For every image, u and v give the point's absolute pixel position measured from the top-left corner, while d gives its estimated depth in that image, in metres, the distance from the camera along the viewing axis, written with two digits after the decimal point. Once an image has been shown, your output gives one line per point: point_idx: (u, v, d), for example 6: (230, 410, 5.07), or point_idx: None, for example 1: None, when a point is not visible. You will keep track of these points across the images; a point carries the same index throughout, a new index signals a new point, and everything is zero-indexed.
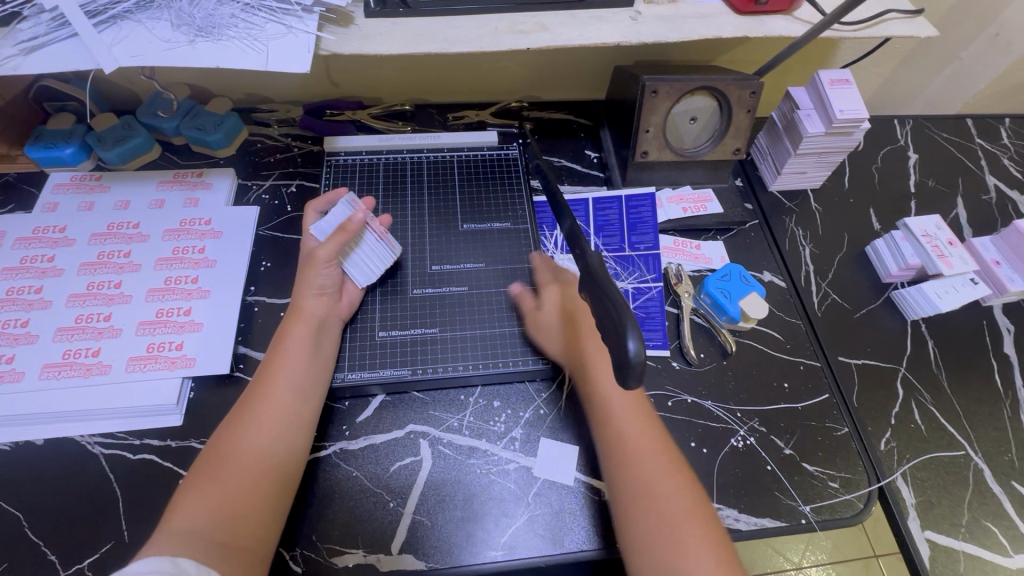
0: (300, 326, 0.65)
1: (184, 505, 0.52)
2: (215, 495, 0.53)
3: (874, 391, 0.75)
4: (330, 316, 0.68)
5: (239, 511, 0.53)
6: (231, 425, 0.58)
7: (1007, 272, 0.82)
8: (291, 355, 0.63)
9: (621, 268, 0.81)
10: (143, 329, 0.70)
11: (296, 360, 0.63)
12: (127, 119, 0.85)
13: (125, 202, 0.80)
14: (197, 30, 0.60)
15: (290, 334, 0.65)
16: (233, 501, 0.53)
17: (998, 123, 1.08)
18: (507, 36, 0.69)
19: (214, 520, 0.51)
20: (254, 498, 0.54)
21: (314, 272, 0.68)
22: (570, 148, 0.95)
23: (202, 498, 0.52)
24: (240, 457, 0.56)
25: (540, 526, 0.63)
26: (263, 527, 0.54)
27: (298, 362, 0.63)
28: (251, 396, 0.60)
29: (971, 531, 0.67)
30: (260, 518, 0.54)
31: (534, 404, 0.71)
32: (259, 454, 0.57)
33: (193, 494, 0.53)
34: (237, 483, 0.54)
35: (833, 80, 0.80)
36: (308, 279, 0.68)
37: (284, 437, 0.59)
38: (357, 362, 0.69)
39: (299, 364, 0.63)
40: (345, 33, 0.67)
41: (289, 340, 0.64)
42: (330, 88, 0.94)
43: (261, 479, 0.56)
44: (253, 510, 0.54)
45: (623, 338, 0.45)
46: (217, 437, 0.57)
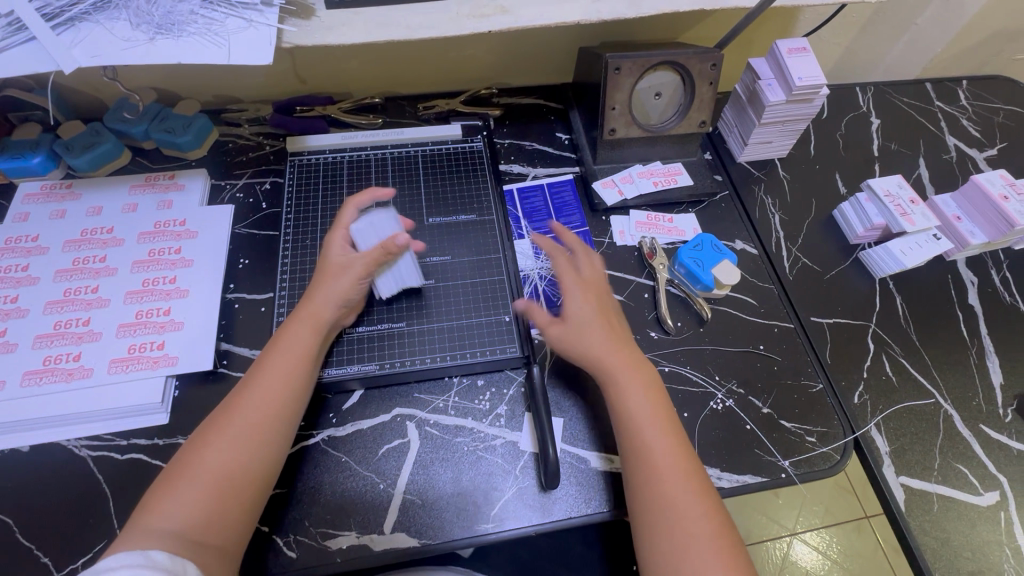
0: (299, 324, 0.65)
1: (165, 501, 0.53)
2: (192, 495, 0.53)
3: (845, 347, 0.78)
4: (338, 322, 0.68)
5: (216, 510, 0.53)
6: (218, 424, 0.58)
7: (968, 226, 0.85)
8: (284, 356, 0.63)
9: (555, 249, 0.83)
10: (123, 332, 0.70)
11: (290, 360, 0.63)
12: (95, 127, 0.85)
13: (98, 207, 0.80)
14: (157, 27, 0.60)
15: (293, 332, 0.65)
16: (210, 500, 0.53)
17: (957, 85, 1.11)
18: (468, 21, 0.70)
19: (193, 518, 0.52)
20: (236, 499, 0.55)
21: (342, 283, 0.67)
22: (541, 131, 0.96)
23: (180, 498, 0.53)
24: (226, 457, 0.56)
25: (529, 497, 0.65)
26: (242, 527, 0.55)
27: (292, 362, 0.62)
28: (241, 392, 0.60)
29: (944, 474, 0.69)
30: (243, 514, 0.55)
31: (516, 382, 0.72)
32: (241, 454, 0.56)
33: (172, 491, 0.53)
34: (225, 484, 0.55)
35: (792, 49, 0.82)
36: (332, 287, 0.66)
37: (267, 441, 0.58)
38: (344, 356, 0.70)
39: (294, 363, 0.63)
40: (307, 25, 0.68)
41: (289, 337, 0.64)
42: (298, 84, 0.94)
43: (236, 482, 0.56)
44: (236, 511, 0.55)
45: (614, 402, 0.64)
46: (201, 434, 0.57)
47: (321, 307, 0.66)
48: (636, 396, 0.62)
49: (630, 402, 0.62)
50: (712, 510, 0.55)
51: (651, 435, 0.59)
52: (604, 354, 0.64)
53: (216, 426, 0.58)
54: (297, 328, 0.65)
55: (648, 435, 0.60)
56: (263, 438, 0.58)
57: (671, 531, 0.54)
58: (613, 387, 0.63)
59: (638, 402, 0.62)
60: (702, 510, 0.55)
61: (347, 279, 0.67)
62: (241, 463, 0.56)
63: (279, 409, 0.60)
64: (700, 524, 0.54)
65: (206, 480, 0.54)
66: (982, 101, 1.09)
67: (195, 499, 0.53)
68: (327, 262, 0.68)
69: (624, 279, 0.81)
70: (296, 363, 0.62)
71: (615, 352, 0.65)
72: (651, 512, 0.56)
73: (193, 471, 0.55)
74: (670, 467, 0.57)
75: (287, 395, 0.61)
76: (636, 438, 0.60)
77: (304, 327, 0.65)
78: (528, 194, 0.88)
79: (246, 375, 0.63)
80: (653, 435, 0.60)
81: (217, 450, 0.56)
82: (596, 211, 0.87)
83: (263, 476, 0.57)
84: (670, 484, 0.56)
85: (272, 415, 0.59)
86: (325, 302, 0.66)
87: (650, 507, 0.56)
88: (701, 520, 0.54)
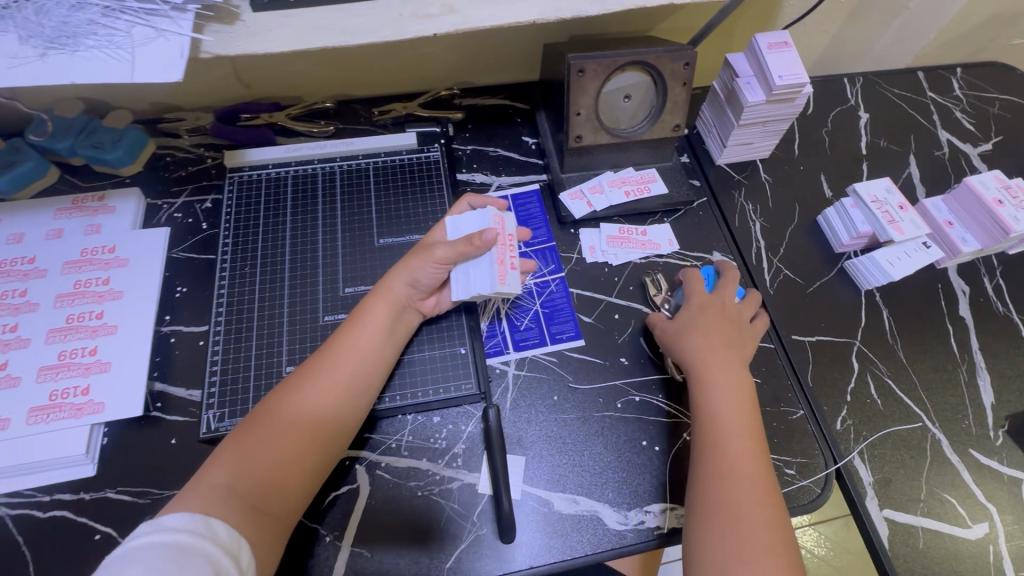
0: (377, 300, 0.64)
1: (228, 456, 0.52)
2: (254, 455, 0.53)
3: (829, 367, 0.73)
4: (410, 303, 0.67)
5: (273, 475, 0.52)
6: (293, 391, 0.57)
7: (960, 232, 0.79)
8: (364, 332, 0.62)
9: None
10: (44, 375, 0.64)
11: (367, 336, 0.62)
12: (16, 143, 0.78)
13: (19, 235, 0.73)
14: (48, 41, 0.53)
15: (368, 308, 0.63)
16: (272, 463, 0.53)
17: (950, 74, 1.04)
18: (412, 23, 0.63)
19: (252, 478, 0.51)
20: (294, 467, 0.54)
21: (419, 264, 0.64)
22: (506, 135, 0.89)
23: (244, 457, 0.52)
24: (293, 423, 0.55)
25: (487, 546, 0.60)
26: (294, 498, 0.54)
27: (370, 338, 0.62)
28: (319, 357, 0.60)
29: (930, 506, 0.65)
30: (298, 483, 0.54)
31: (475, 418, 0.67)
32: (310, 420, 0.56)
33: (240, 448, 0.53)
34: (288, 449, 0.54)
35: (772, 44, 0.75)
36: (412, 266, 0.64)
37: (335, 413, 0.58)
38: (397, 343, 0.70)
39: (370, 342, 0.62)
40: (229, 31, 0.61)
41: (369, 313, 0.63)
42: (241, 90, 0.87)
43: (301, 449, 0.55)
44: (294, 482, 0.54)
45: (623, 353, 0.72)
46: (274, 396, 0.57)
47: (395, 285, 0.64)
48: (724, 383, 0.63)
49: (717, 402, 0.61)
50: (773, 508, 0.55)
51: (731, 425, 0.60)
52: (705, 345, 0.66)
53: (289, 391, 0.57)
54: (376, 305, 0.64)
55: (736, 425, 0.60)
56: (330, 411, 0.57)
57: (725, 519, 0.54)
58: (705, 383, 0.63)
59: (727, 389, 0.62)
60: (762, 506, 0.54)
61: (422, 260, 0.63)
62: (309, 432, 0.56)
63: (352, 385, 0.59)
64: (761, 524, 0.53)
65: (276, 445, 0.54)
66: (976, 91, 1.02)
67: (261, 459, 0.53)
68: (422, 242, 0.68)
69: (593, 298, 0.76)
70: (374, 338, 0.62)
71: (713, 344, 0.66)
72: (718, 511, 0.54)
73: (264, 434, 0.54)
74: (754, 478, 0.56)
75: (361, 371, 0.60)
76: (717, 436, 0.59)
77: (379, 303, 0.63)
78: None
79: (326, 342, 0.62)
80: (737, 425, 0.60)
81: (288, 415, 0.56)
82: (565, 224, 0.81)
83: (325, 447, 0.57)
84: (738, 469, 0.57)
85: (344, 390, 0.59)
86: (401, 281, 0.64)
87: (716, 491, 0.55)
88: (760, 514, 0.54)
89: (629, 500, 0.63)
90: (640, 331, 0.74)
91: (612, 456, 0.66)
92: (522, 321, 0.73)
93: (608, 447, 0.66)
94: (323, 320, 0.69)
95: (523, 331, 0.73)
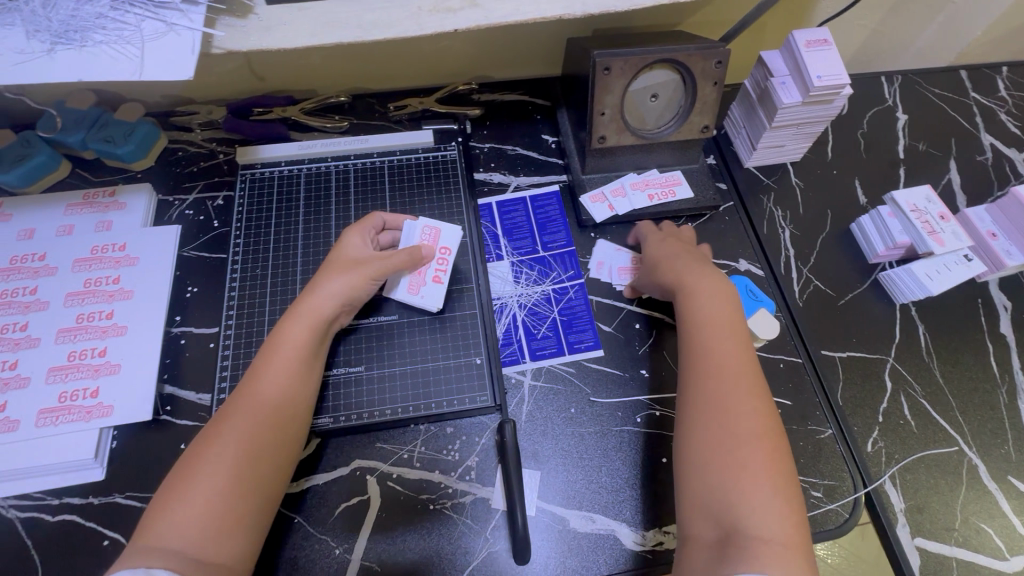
0: (296, 322, 0.60)
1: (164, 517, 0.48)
2: (191, 509, 0.48)
3: (859, 385, 0.70)
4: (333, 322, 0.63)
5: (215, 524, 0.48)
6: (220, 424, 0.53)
7: (1004, 245, 0.75)
8: (281, 355, 0.58)
9: (537, 273, 0.75)
10: (54, 376, 0.63)
11: (286, 358, 0.58)
12: (27, 135, 0.76)
13: (30, 230, 0.72)
14: (55, 35, 0.51)
15: (288, 332, 0.59)
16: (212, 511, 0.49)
17: (995, 73, 0.99)
18: (432, 17, 0.60)
19: (192, 532, 0.47)
20: (237, 510, 0.50)
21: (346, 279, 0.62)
22: (525, 133, 0.86)
23: (183, 512, 0.48)
24: (224, 464, 0.51)
25: (500, 563, 0.58)
26: (243, 539, 0.50)
27: (292, 361, 0.58)
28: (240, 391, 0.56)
29: (965, 535, 0.62)
30: (243, 528, 0.50)
31: (489, 430, 0.65)
32: (241, 458, 0.52)
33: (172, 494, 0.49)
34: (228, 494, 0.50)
35: (810, 41, 0.71)
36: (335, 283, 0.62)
37: (270, 448, 0.54)
38: (357, 356, 0.67)
39: (291, 366, 0.58)
40: (242, 25, 0.58)
41: (286, 338, 0.59)
42: (254, 83, 0.84)
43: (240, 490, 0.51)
44: (237, 527, 0.50)
45: (639, 366, 0.70)
46: (203, 442, 0.52)
47: (319, 303, 0.61)
48: (702, 304, 0.62)
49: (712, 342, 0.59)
50: (763, 418, 0.54)
51: (715, 342, 0.59)
52: (684, 270, 0.65)
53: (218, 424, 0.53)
54: (295, 326, 0.59)
55: (720, 343, 0.59)
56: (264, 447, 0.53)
57: (712, 433, 0.53)
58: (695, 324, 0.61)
59: (707, 307, 0.61)
60: (756, 427, 0.53)
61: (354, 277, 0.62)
62: (242, 464, 0.52)
63: (279, 411, 0.56)
64: (750, 436, 0.52)
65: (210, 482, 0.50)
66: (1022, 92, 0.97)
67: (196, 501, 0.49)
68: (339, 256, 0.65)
69: (614, 306, 0.73)
70: (297, 360, 0.58)
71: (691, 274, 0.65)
72: (709, 434, 0.53)
73: (198, 470, 0.50)
74: (745, 409, 0.54)
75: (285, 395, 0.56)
76: (703, 368, 0.58)
77: (301, 319, 0.60)
78: (509, 208, 0.79)
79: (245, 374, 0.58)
80: (720, 343, 0.59)
81: (221, 447, 0.52)
82: (585, 229, 0.78)
83: (265, 485, 0.53)
84: (728, 400, 0.55)
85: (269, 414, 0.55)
86: (323, 298, 0.61)
87: (704, 412, 0.55)
88: (752, 422, 0.53)
89: (648, 520, 0.61)
90: (663, 343, 0.71)
91: (632, 475, 0.63)
92: (540, 328, 0.71)
93: (626, 464, 0.64)
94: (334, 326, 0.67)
95: (540, 339, 0.70)
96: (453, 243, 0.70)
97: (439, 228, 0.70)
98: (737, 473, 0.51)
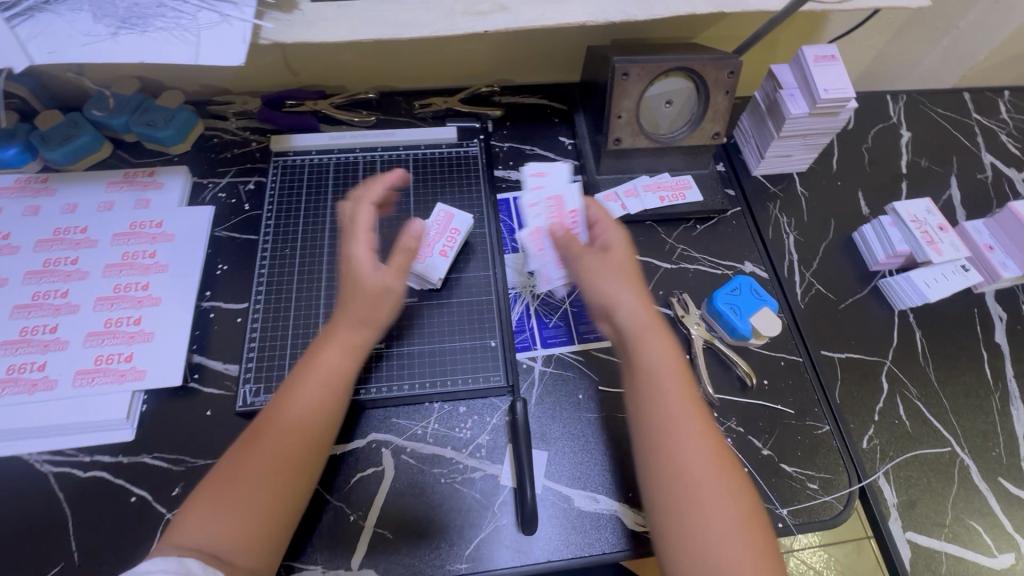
0: (333, 345, 0.59)
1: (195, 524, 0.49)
2: (222, 518, 0.50)
3: (856, 385, 0.72)
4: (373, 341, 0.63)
5: (240, 536, 0.50)
6: (248, 444, 0.54)
7: (1000, 257, 0.78)
8: (321, 379, 0.57)
9: None
10: (91, 341, 0.67)
11: (326, 387, 0.57)
12: (74, 117, 0.81)
13: (73, 205, 0.76)
14: (121, 21, 0.56)
15: (327, 355, 0.59)
16: (239, 522, 0.50)
17: (997, 96, 1.02)
18: (464, 19, 0.64)
19: (219, 541, 0.49)
20: (261, 525, 0.51)
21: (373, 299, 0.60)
22: (543, 134, 0.90)
23: (210, 523, 0.49)
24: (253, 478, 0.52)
25: (506, 537, 0.61)
26: (269, 553, 0.52)
27: (329, 384, 0.58)
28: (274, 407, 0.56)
29: (955, 531, 0.64)
30: (268, 541, 0.51)
31: (500, 411, 0.68)
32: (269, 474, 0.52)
33: (199, 509, 0.50)
34: (251, 509, 0.51)
35: (818, 57, 0.75)
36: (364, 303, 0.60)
37: (298, 470, 0.54)
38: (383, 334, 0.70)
39: (326, 389, 0.57)
40: (288, 19, 0.63)
41: (321, 362, 0.58)
42: (288, 77, 0.89)
43: (267, 507, 0.52)
44: (261, 542, 0.51)
45: None
46: (236, 452, 0.53)
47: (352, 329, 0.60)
48: (652, 353, 0.59)
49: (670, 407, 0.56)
50: (728, 474, 0.53)
51: (665, 405, 0.56)
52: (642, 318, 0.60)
53: (244, 443, 0.54)
54: (331, 351, 0.59)
55: (670, 396, 0.56)
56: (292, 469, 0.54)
57: (673, 496, 0.52)
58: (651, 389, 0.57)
59: (655, 358, 0.58)
60: (728, 500, 0.51)
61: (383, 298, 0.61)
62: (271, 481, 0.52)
63: (311, 432, 0.56)
64: (722, 498, 0.51)
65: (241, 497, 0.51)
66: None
67: (225, 519, 0.50)
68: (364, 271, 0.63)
69: None
70: (333, 384, 0.58)
71: (651, 315, 0.61)
72: (679, 513, 0.51)
73: (233, 486, 0.51)
74: (714, 480, 0.52)
75: (319, 422, 0.56)
76: (664, 436, 0.54)
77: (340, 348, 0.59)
78: (525, 204, 0.83)
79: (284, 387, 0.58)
80: (672, 395, 0.56)
81: (252, 467, 0.52)
82: None
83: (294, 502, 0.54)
84: (691, 473, 0.52)
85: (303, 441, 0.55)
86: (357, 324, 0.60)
87: (666, 488, 0.52)
88: (721, 496, 0.51)
89: None
90: (668, 337, 0.74)
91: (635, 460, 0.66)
92: (551, 317, 0.74)
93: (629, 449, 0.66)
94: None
95: (551, 328, 0.73)
96: (464, 226, 0.74)
97: (451, 212, 0.75)
98: (720, 556, 0.49)
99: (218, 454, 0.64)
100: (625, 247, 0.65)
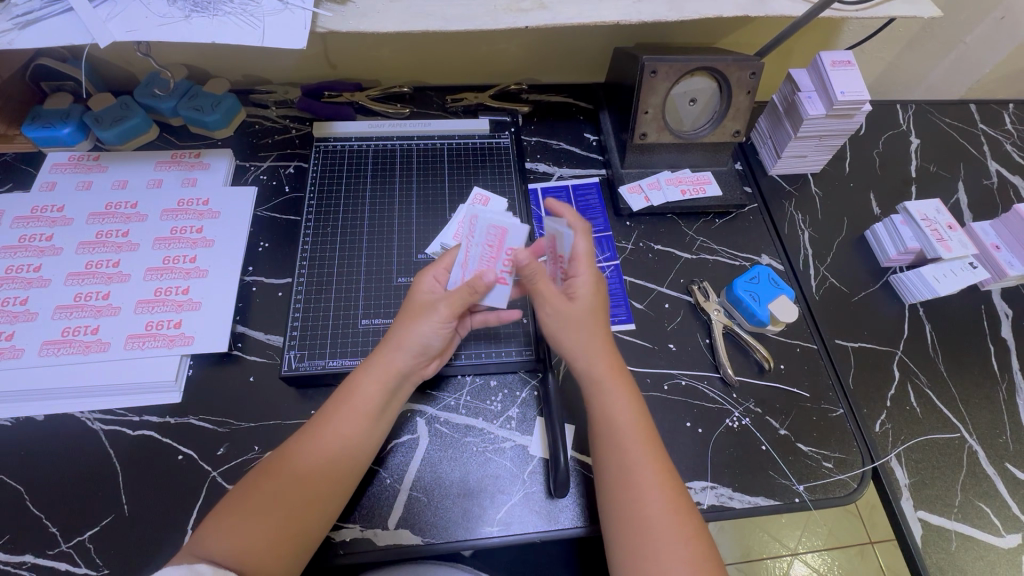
0: (366, 375, 0.60)
1: (210, 529, 0.51)
2: (236, 524, 0.51)
3: (870, 372, 0.76)
4: (413, 371, 0.63)
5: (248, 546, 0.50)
6: (268, 470, 0.55)
7: (1006, 256, 0.82)
8: (345, 408, 0.59)
9: None
10: (142, 307, 0.70)
11: (351, 417, 0.58)
12: (125, 99, 0.84)
13: (123, 181, 0.80)
14: (193, 5, 0.60)
15: (359, 386, 0.60)
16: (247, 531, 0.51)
17: (1002, 108, 1.07)
18: (506, 14, 0.68)
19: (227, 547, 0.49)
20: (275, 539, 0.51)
21: (420, 331, 0.61)
22: (569, 130, 0.94)
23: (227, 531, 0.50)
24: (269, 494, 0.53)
25: (536, 503, 0.63)
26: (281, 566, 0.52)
27: (352, 413, 0.58)
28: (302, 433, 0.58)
29: (965, 512, 0.67)
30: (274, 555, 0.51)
31: (528, 386, 0.71)
32: (289, 488, 0.54)
33: (216, 523, 0.51)
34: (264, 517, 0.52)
35: (835, 62, 0.79)
36: (412, 336, 0.61)
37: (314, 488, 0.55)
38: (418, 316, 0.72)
39: (359, 421, 0.58)
40: (342, 10, 0.67)
41: (346, 392, 0.59)
42: (326, 69, 0.93)
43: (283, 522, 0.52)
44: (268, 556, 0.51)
45: (665, 342, 0.76)
46: (261, 468, 0.55)
47: (395, 359, 0.61)
48: (611, 404, 0.60)
49: (630, 451, 0.56)
50: (683, 519, 0.53)
51: (626, 451, 0.57)
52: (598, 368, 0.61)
53: (262, 471, 0.55)
54: (367, 379, 0.60)
55: (628, 448, 0.57)
56: (303, 491, 0.54)
57: (627, 549, 0.53)
58: (615, 434, 0.58)
59: (615, 410, 0.59)
60: (678, 546, 0.51)
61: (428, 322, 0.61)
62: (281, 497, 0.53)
63: (336, 456, 0.57)
64: (675, 548, 0.51)
65: (260, 517, 0.52)
66: None
67: (246, 536, 0.50)
68: (412, 301, 0.64)
69: (645, 287, 0.80)
70: (361, 416, 0.59)
71: (609, 367, 0.62)
72: (629, 548, 0.52)
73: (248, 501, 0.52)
74: (665, 524, 0.52)
75: (341, 449, 0.57)
76: (620, 477, 0.56)
77: (373, 380, 0.60)
78: (552, 194, 0.87)
79: (317, 414, 0.60)
80: (631, 449, 0.57)
81: (272, 483, 0.54)
82: (622, 217, 0.86)
83: (310, 518, 0.54)
84: (645, 515, 0.53)
85: (321, 468, 0.56)
86: (402, 353, 0.61)
87: (623, 523, 0.54)
88: (671, 539, 0.52)
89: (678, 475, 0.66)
90: (688, 322, 0.78)
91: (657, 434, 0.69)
92: None
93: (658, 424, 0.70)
94: (396, 283, 0.74)
95: None
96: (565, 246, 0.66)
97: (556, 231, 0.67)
98: None
99: (261, 416, 0.66)
100: (588, 289, 0.64)
